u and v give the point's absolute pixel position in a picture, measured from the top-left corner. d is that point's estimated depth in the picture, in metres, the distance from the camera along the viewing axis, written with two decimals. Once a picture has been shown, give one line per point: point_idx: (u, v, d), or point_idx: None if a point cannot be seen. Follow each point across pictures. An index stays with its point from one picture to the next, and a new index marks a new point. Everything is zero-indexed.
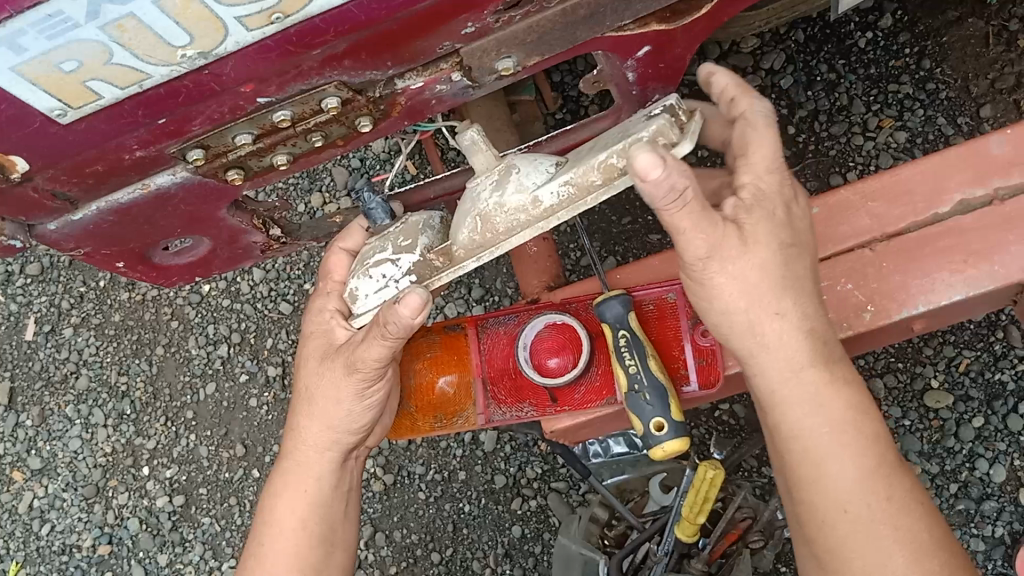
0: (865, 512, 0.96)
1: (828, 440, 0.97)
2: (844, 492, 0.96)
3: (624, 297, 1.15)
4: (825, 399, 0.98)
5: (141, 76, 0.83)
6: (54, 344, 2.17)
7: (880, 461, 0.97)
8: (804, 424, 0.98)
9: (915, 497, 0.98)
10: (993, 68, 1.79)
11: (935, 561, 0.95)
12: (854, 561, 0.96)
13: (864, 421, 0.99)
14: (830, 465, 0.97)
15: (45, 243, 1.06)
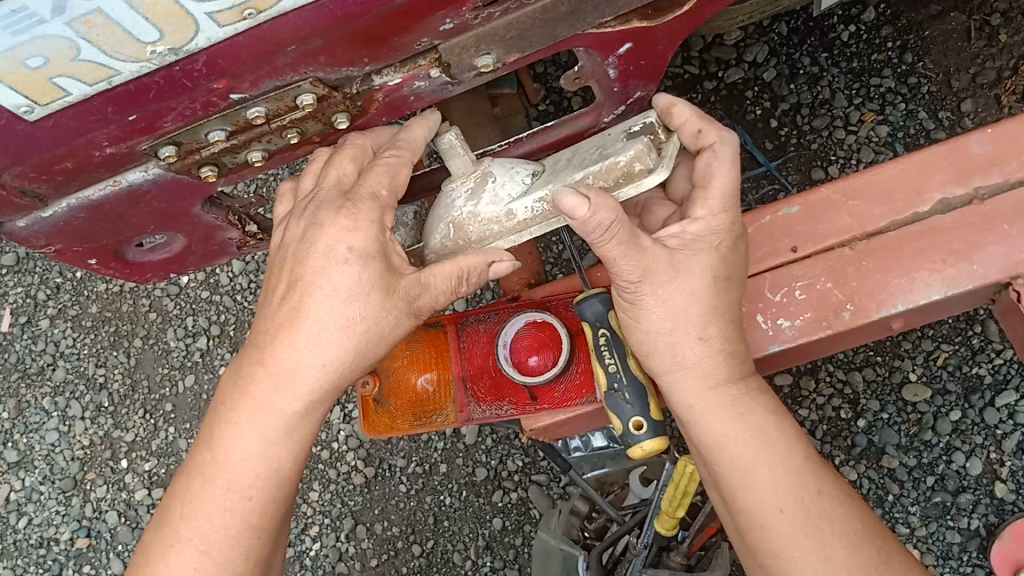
0: (801, 509, 0.99)
1: (753, 444, 1.01)
2: (775, 492, 0.99)
3: (603, 295, 1.12)
4: (745, 406, 1.03)
5: (111, 73, 0.81)
6: (30, 335, 2.14)
7: (806, 459, 1.02)
8: (728, 432, 1.02)
9: (841, 490, 1.03)
10: (975, 62, 1.78)
11: (872, 548, 0.98)
12: (800, 560, 0.97)
13: (783, 424, 1.04)
14: (760, 468, 1.00)
15: (15, 240, 1.04)
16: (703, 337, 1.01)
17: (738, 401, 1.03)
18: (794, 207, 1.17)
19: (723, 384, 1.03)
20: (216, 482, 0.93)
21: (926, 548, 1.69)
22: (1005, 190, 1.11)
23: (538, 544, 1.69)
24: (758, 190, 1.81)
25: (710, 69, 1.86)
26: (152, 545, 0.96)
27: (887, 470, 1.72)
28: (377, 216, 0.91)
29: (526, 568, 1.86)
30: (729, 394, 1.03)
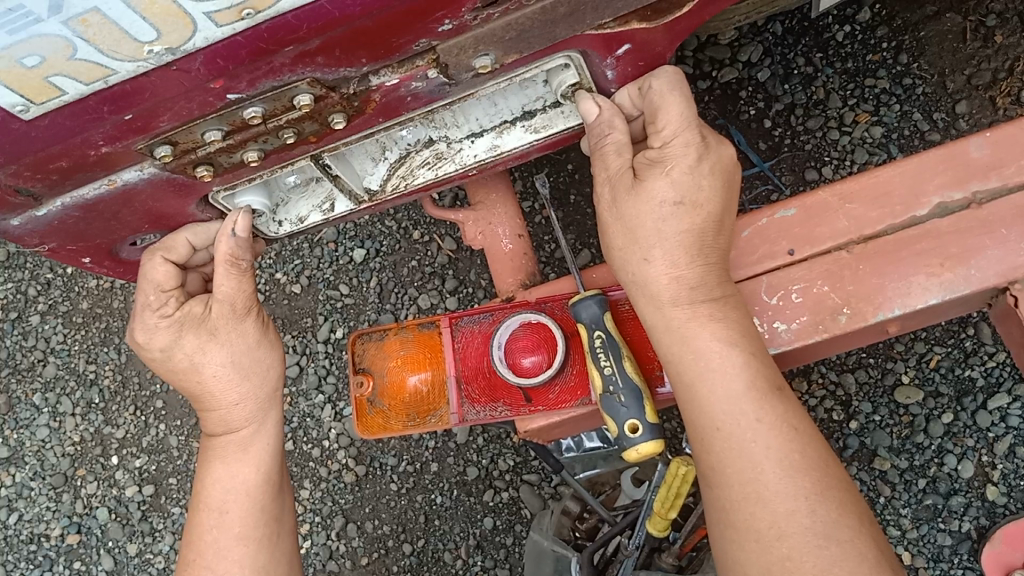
0: (739, 430, 0.94)
1: (696, 365, 0.98)
2: (715, 408, 0.96)
3: (599, 297, 1.14)
4: (690, 331, 0.99)
5: (107, 72, 0.80)
6: (20, 331, 2.14)
7: (752, 387, 0.96)
8: (673, 351, 1.00)
9: (790, 422, 0.95)
10: (970, 64, 1.79)
11: (807, 479, 0.91)
12: (730, 478, 0.94)
13: (731, 354, 0.98)
14: (698, 387, 0.97)
15: (9, 238, 1.03)
16: (647, 258, 1.01)
17: (685, 325, 1.00)
18: (791, 210, 1.18)
19: (670, 304, 1.01)
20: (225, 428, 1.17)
21: (917, 550, 1.70)
22: (1003, 194, 1.11)
23: (531, 544, 1.68)
24: (751, 190, 1.82)
25: (704, 69, 1.86)
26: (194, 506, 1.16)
27: (879, 472, 1.73)
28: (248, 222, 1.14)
29: (517, 568, 1.85)
30: (675, 317, 1.01)
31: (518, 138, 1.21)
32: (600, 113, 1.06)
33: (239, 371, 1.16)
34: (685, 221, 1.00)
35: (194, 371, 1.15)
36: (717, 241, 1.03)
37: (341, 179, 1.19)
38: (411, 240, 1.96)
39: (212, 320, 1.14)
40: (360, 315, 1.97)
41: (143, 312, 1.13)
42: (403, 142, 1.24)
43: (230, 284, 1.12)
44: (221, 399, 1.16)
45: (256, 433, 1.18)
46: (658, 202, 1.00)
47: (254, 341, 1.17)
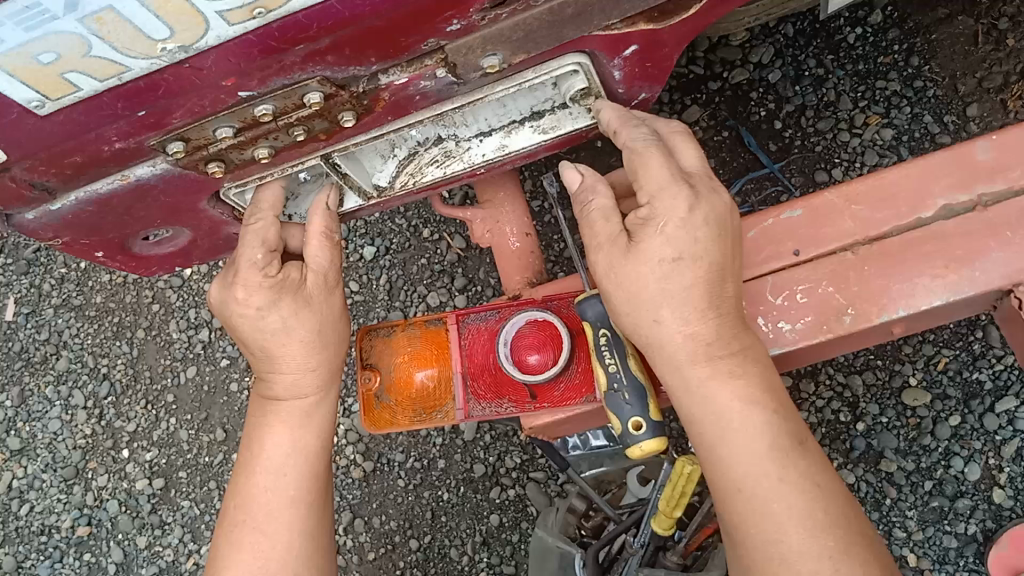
0: (761, 490, 0.94)
1: (718, 426, 0.98)
2: (738, 470, 0.96)
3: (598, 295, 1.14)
4: (708, 390, 0.99)
5: (121, 69, 0.81)
6: (34, 325, 2.18)
7: (773, 445, 0.96)
8: (692, 411, 1.00)
9: (812, 477, 0.95)
10: (981, 67, 1.79)
11: (830, 537, 0.92)
12: (754, 538, 0.94)
13: (751, 413, 0.98)
14: (719, 448, 0.97)
15: (23, 231, 1.05)
16: (655, 318, 0.99)
17: (701, 385, 0.99)
18: (797, 211, 1.18)
19: (687, 363, 1.00)
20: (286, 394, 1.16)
21: (923, 552, 1.70)
22: (1008, 197, 1.12)
23: (534, 542, 1.69)
24: (760, 192, 1.82)
25: (715, 70, 1.87)
26: (241, 466, 1.16)
27: (885, 474, 1.73)
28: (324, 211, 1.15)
29: (524, 565, 1.86)
30: (694, 377, 1.00)
31: (526, 138, 1.23)
32: (583, 180, 1.10)
33: (319, 341, 1.15)
34: (688, 275, 0.98)
35: (273, 342, 1.12)
36: (725, 288, 1.01)
37: (350, 178, 1.20)
38: (421, 238, 1.98)
39: (308, 288, 1.14)
40: (369, 312, 1.98)
41: (248, 270, 1.09)
42: (411, 140, 1.25)
43: (323, 255, 1.14)
44: (297, 370, 1.14)
45: (319, 401, 1.18)
46: (658, 262, 0.97)
47: (336, 313, 1.18)
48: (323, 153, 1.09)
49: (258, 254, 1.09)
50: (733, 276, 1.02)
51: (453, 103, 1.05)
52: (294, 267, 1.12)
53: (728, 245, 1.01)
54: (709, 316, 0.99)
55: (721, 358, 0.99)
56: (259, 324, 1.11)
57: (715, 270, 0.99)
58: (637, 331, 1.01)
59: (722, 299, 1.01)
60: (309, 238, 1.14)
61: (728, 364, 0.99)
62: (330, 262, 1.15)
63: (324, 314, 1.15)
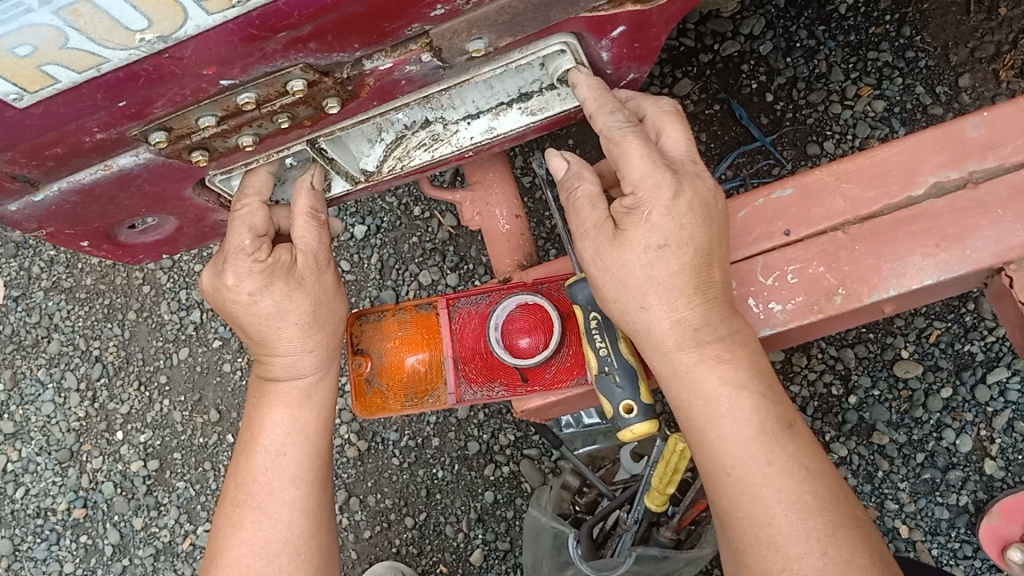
0: (749, 474, 0.95)
1: (706, 411, 0.98)
2: (729, 455, 0.96)
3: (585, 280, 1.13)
4: (697, 376, 0.99)
5: (99, 60, 0.80)
6: (25, 308, 2.17)
7: (762, 429, 0.96)
8: (681, 397, 1.00)
9: (800, 460, 0.96)
10: (973, 37, 1.77)
11: (819, 519, 0.92)
12: (743, 521, 0.95)
13: (740, 398, 0.97)
14: (709, 434, 0.98)
15: (7, 223, 1.04)
16: (643, 305, 0.98)
17: (690, 370, 0.99)
18: (787, 190, 1.17)
19: (676, 349, 0.99)
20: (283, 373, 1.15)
21: (914, 523, 1.72)
22: (1000, 174, 1.11)
23: (529, 519, 1.70)
24: (752, 165, 1.82)
25: (705, 42, 1.85)
26: (241, 446, 1.16)
27: (877, 446, 1.75)
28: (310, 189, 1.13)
29: (518, 541, 1.88)
30: (682, 362, 1.00)
31: (515, 120, 1.21)
32: (568, 167, 1.08)
33: (312, 321, 1.13)
34: (675, 261, 0.97)
35: (267, 326, 1.11)
36: (713, 274, 1.00)
37: (337, 164, 1.18)
38: (411, 216, 1.97)
39: (300, 270, 1.12)
40: (361, 291, 1.97)
41: (237, 256, 1.07)
42: (398, 123, 1.24)
43: (315, 234, 1.12)
44: (292, 350, 1.13)
45: (319, 381, 1.18)
46: (643, 249, 0.97)
47: (330, 292, 1.17)
48: (308, 138, 1.07)
49: (249, 239, 1.07)
50: (720, 261, 1.01)
51: (440, 86, 1.03)
52: (284, 250, 1.10)
53: (715, 230, 1.00)
54: (697, 301, 0.98)
55: (711, 342, 0.99)
56: (251, 311, 1.10)
57: (702, 255, 0.98)
58: (624, 315, 1.01)
59: (711, 283, 1.00)
60: (298, 218, 1.11)
61: (717, 348, 0.99)
62: (319, 243, 1.13)
63: (316, 295, 1.14)
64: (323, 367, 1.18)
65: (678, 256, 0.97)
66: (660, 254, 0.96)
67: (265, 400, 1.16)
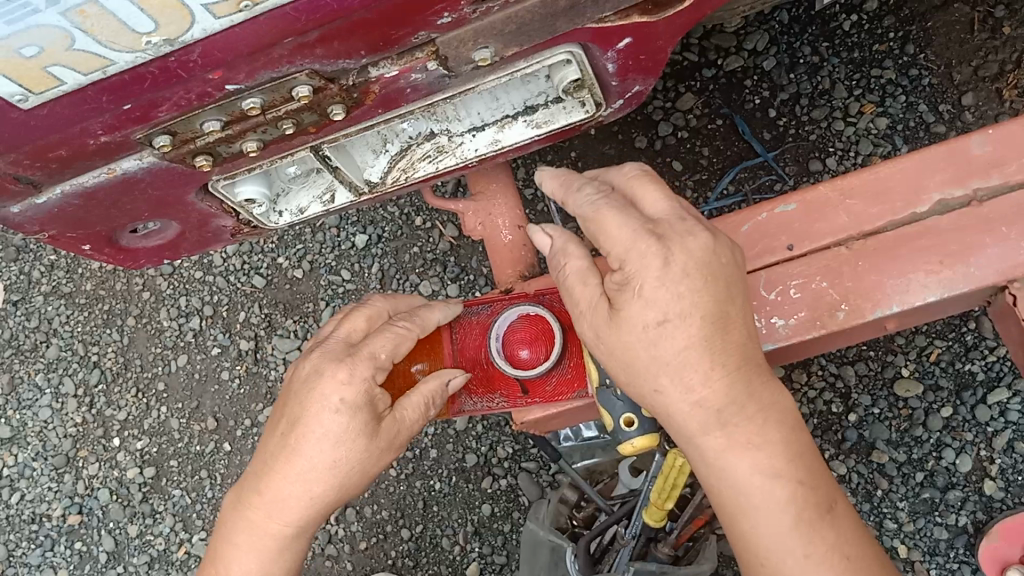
0: (786, 567, 0.93)
1: (741, 502, 0.94)
2: (765, 546, 0.94)
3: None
4: (727, 464, 0.94)
5: (105, 63, 0.80)
6: (24, 312, 2.17)
7: (799, 519, 0.93)
8: (714, 480, 0.96)
9: (841, 550, 0.94)
10: (977, 55, 1.78)
11: None
12: None
13: (773, 488, 0.93)
14: (743, 522, 0.95)
15: (9, 225, 1.04)
16: (656, 389, 0.94)
17: (718, 457, 0.95)
18: (791, 204, 1.17)
19: (701, 434, 0.95)
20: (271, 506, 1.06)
21: (913, 544, 1.71)
22: (1004, 191, 1.11)
23: (527, 533, 1.69)
24: (754, 180, 1.81)
25: (709, 57, 1.86)
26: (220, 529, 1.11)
27: (876, 465, 1.74)
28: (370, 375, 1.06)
29: (515, 555, 1.87)
30: (710, 447, 0.95)
31: (519, 132, 1.21)
32: (551, 243, 1.04)
33: (343, 474, 1.05)
34: (680, 338, 0.91)
35: (306, 442, 1.03)
36: (728, 340, 0.93)
37: (341, 172, 1.19)
38: (413, 226, 1.97)
39: (377, 431, 1.06)
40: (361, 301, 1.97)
41: (330, 378, 1.04)
42: (403, 134, 1.23)
43: (411, 415, 1.11)
44: (300, 486, 1.04)
45: (297, 532, 1.08)
46: (642, 328, 0.92)
47: (370, 465, 1.08)
48: (313, 145, 1.07)
49: (380, 358, 1.08)
50: (738, 321, 0.95)
51: (445, 95, 1.02)
52: (386, 400, 1.08)
53: (723, 288, 0.94)
54: (715, 377, 0.93)
55: (732, 418, 0.94)
56: (321, 417, 1.03)
57: (712, 323, 0.92)
58: (635, 388, 0.97)
59: (728, 347, 0.93)
60: (416, 393, 1.11)
61: (735, 421, 0.94)
62: (413, 424, 1.11)
63: (371, 457, 1.07)
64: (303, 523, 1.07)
65: (683, 331, 0.91)
66: (660, 334, 0.92)
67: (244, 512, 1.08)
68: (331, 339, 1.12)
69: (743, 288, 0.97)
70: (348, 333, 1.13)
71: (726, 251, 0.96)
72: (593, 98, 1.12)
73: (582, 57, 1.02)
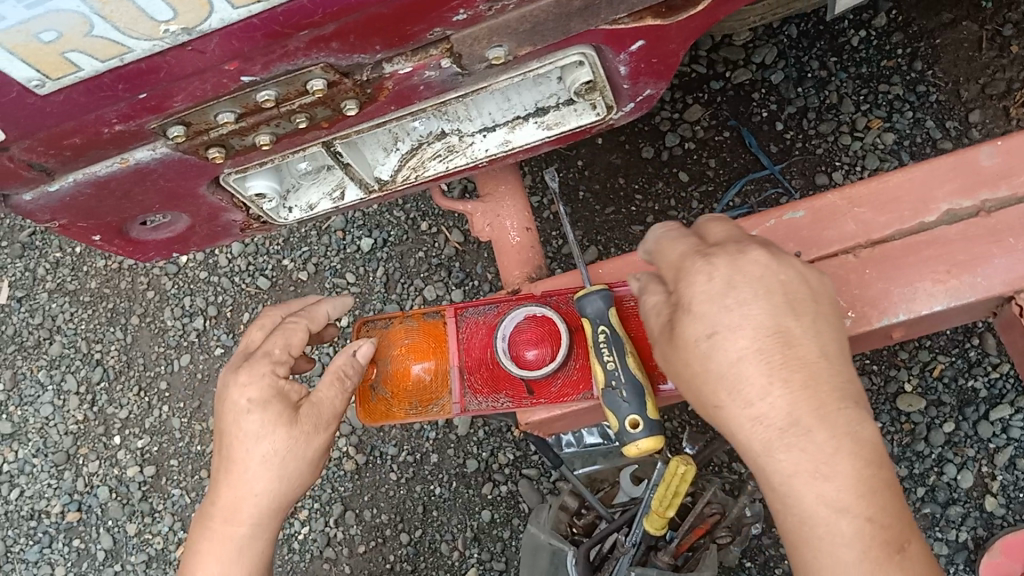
0: None
1: (803, 530, 0.87)
2: None
3: (605, 291, 1.15)
4: (788, 487, 0.86)
5: (123, 50, 0.81)
6: (29, 308, 2.17)
7: (867, 555, 0.84)
8: (779, 506, 0.89)
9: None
10: (985, 73, 1.79)
11: None
12: None
13: (839, 521, 0.85)
14: (804, 551, 0.87)
15: (20, 213, 1.04)
16: (718, 404, 0.90)
17: (783, 481, 0.87)
18: (799, 212, 1.18)
19: (767, 453, 0.87)
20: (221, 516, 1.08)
21: None
22: (1011, 203, 1.11)
23: (528, 537, 1.71)
24: (760, 193, 1.82)
25: (717, 70, 1.87)
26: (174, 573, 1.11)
27: None
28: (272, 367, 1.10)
29: (514, 561, 1.86)
30: (778, 470, 0.87)
31: (530, 134, 1.22)
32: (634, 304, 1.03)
33: (277, 470, 1.07)
34: (736, 347, 0.88)
35: (238, 444, 1.07)
36: (799, 355, 0.88)
37: (352, 168, 1.19)
38: (419, 231, 1.98)
39: (301, 415, 1.09)
40: (365, 304, 1.97)
41: (258, 359, 1.11)
42: (415, 133, 1.23)
43: (329, 394, 1.11)
44: (243, 489, 1.07)
45: (253, 539, 1.09)
46: (697, 342, 0.90)
47: (302, 453, 1.09)
48: (324, 141, 1.07)
49: (275, 354, 1.12)
50: (807, 337, 0.90)
51: (457, 94, 1.03)
52: (298, 389, 1.11)
53: (783, 303, 0.91)
54: (776, 392, 0.87)
55: (798, 441, 0.86)
56: (239, 421, 1.07)
57: (771, 337, 0.88)
58: (708, 413, 0.92)
59: (794, 364, 0.88)
60: (326, 373, 1.12)
61: (802, 444, 0.86)
62: (335, 402, 1.12)
63: (300, 448, 1.08)
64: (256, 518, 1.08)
65: (733, 342, 0.88)
66: (710, 346, 0.89)
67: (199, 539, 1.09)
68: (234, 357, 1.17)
69: (820, 315, 0.92)
70: (247, 344, 1.17)
71: (794, 276, 0.94)
72: (606, 100, 1.13)
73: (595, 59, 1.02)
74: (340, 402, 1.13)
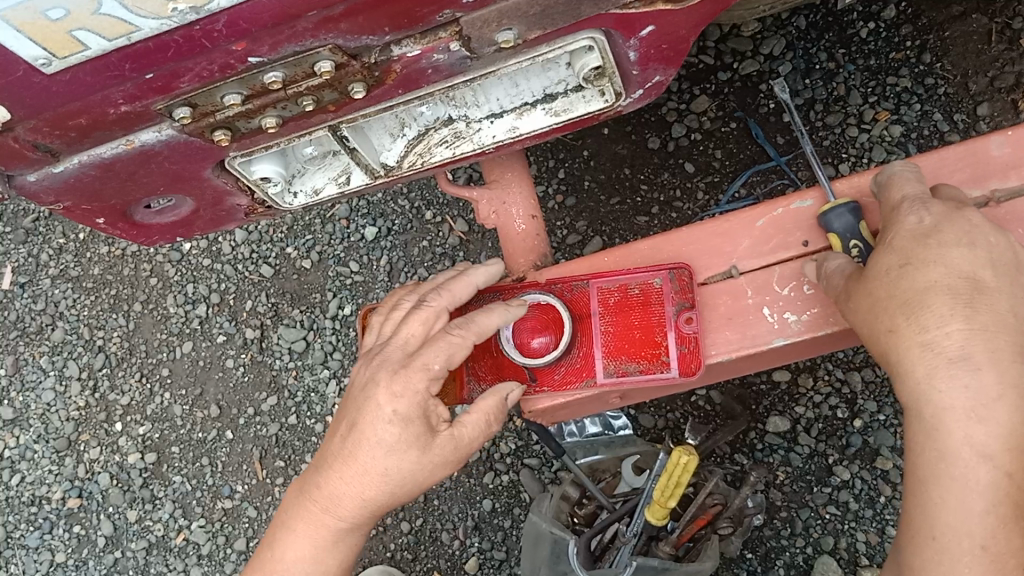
0: (958, 543, 0.85)
1: (938, 466, 0.87)
2: (947, 517, 0.86)
3: (852, 205, 1.11)
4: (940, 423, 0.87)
5: (130, 29, 0.80)
6: (31, 294, 2.17)
7: (993, 509, 0.84)
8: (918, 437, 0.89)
9: (1022, 559, 0.84)
10: (993, 66, 1.77)
11: None
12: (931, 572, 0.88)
13: (981, 468, 0.84)
14: (932, 488, 0.87)
15: (25, 194, 1.04)
16: (891, 328, 0.92)
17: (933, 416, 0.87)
18: (808, 201, 1.17)
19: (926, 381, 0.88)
20: (325, 503, 1.08)
21: None
22: (1021, 194, 1.11)
23: (529, 526, 1.68)
24: (766, 184, 1.81)
25: (725, 61, 1.86)
26: (271, 530, 1.14)
27: (880, 471, 1.73)
28: (424, 386, 1.05)
29: (515, 551, 1.86)
30: (934, 404, 0.87)
31: (539, 121, 1.21)
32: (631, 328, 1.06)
33: (395, 484, 1.06)
34: (922, 277, 0.91)
35: (363, 449, 1.05)
36: (990, 305, 0.88)
37: (358, 154, 1.18)
38: (423, 220, 1.97)
39: (438, 443, 1.06)
40: (369, 292, 1.98)
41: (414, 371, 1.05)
42: (421, 119, 1.23)
43: (471, 433, 1.09)
44: (355, 489, 1.06)
45: (349, 531, 1.10)
46: (887, 271, 0.94)
47: (422, 472, 1.06)
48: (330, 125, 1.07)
49: (434, 370, 1.05)
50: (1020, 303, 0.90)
51: (465, 78, 1.02)
52: (444, 415, 1.08)
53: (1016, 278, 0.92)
54: (956, 323, 0.87)
55: (964, 374, 0.86)
56: (376, 425, 1.04)
57: (964, 280, 0.89)
58: (878, 341, 0.94)
59: (981, 307, 0.88)
60: (474, 412, 1.09)
61: (967, 379, 0.86)
62: (473, 438, 1.09)
63: (424, 469, 1.06)
64: (352, 519, 1.08)
65: (925, 273, 0.91)
66: (902, 273, 0.92)
67: (300, 512, 1.10)
68: (388, 348, 1.10)
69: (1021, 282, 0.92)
70: (405, 339, 1.10)
71: (1004, 243, 0.93)
72: (613, 87, 1.12)
73: (605, 43, 1.01)
74: (479, 437, 1.10)
